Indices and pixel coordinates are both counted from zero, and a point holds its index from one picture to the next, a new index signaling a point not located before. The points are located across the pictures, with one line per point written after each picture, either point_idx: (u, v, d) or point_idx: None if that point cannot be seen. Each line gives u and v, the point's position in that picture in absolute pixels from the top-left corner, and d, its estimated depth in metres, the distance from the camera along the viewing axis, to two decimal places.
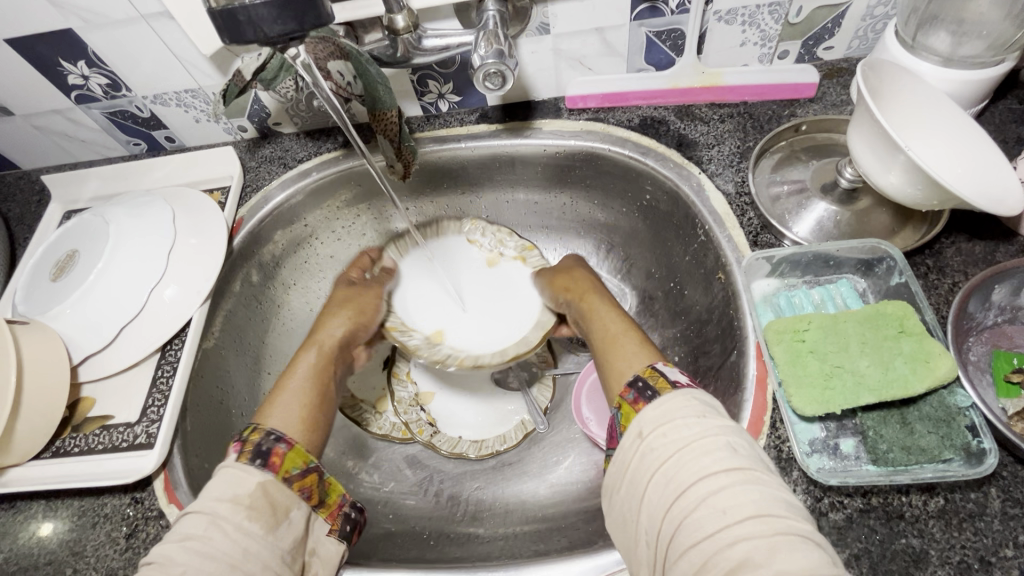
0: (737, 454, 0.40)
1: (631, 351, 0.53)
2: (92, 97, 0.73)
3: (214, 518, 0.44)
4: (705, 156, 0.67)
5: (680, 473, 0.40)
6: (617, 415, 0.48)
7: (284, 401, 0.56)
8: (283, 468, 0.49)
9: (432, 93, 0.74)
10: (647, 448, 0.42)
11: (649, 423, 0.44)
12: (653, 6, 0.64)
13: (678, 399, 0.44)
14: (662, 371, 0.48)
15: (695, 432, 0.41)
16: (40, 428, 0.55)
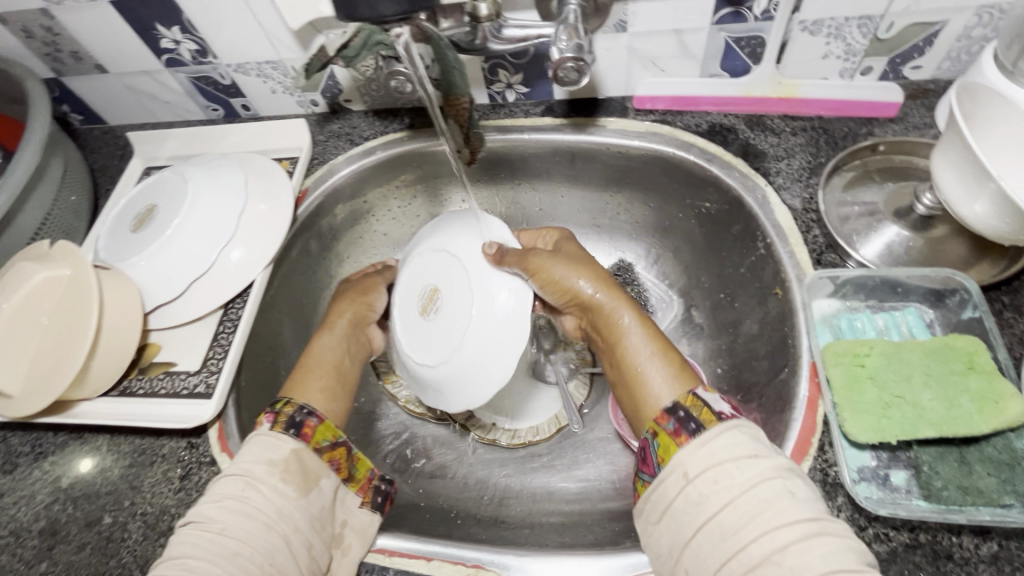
0: (796, 500, 0.42)
1: (665, 378, 0.52)
2: (180, 61, 0.77)
3: (251, 479, 0.50)
4: (774, 168, 0.66)
5: (739, 523, 0.41)
6: (653, 443, 0.49)
7: (309, 380, 0.60)
8: (313, 438, 0.54)
9: (501, 82, 0.75)
10: (696, 492, 0.44)
11: (695, 464, 0.45)
12: (736, 11, 0.63)
13: (727, 434, 0.45)
14: (704, 400, 0.49)
15: (749, 478, 0.43)
16: (111, 368, 0.59)
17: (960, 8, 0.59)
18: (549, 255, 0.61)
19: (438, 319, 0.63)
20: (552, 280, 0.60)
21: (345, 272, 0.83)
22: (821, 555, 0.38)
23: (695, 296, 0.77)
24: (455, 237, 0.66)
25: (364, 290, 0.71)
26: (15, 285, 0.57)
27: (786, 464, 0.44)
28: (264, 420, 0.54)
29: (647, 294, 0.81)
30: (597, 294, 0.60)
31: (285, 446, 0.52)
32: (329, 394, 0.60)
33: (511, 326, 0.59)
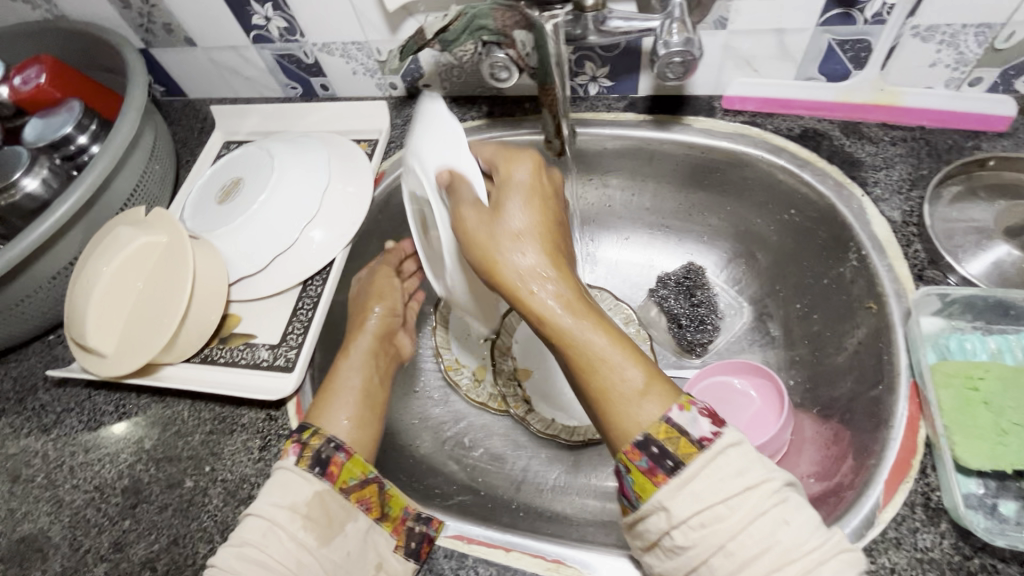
0: (792, 533, 0.37)
1: (633, 398, 0.42)
2: (267, 38, 0.78)
3: (272, 524, 0.47)
4: (871, 178, 0.63)
5: (732, 566, 0.37)
6: (626, 478, 0.42)
7: (335, 405, 0.56)
8: (340, 478, 0.51)
9: (586, 74, 0.74)
10: (683, 538, 0.39)
11: (680, 509, 0.39)
12: (846, 12, 0.61)
13: (712, 462, 0.39)
14: (679, 426, 0.41)
15: (742, 517, 0.38)
16: (196, 334, 0.61)
17: None
18: (476, 213, 0.48)
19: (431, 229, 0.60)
20: (483, 254, 0.47)
21: None
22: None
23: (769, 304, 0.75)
24: (418, 139, 0.54)
25: (379, 297, 0.66)
26: (116, 247, 0.58)
27: (777, 490, 0.38)
28: (290, 452, 0.51)
29: (716, 300, 0.79)
30: (528, 285, 0.46)
31: (308, 489, 0.49)
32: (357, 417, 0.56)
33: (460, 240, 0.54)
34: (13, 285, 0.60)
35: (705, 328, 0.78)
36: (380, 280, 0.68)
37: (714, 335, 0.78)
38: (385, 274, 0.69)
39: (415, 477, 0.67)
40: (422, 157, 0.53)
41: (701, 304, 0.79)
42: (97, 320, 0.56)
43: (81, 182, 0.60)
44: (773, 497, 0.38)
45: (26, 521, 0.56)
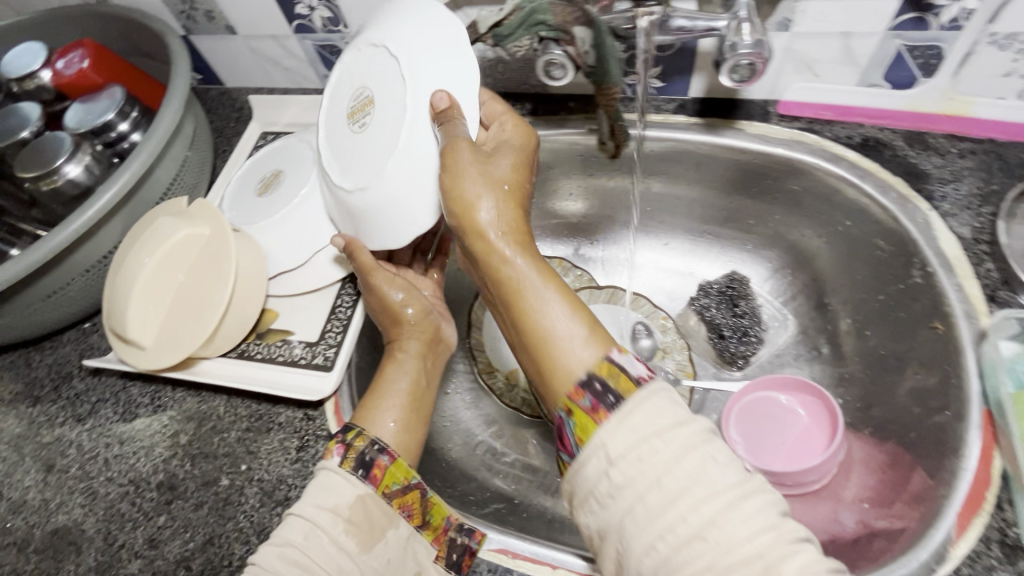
0: (720, 467, 0.37)
1: (574, 341, 0.42)
2: (309, 29, 0.76)
3: (315, 527, 0.46)
4: (938, 192, 0.61)
5: (667, 505, 0.36)
6: (568, 422, 0.41)
7: (380, 408, 0.55)
8: (383, 482, 0.50)
9: (636, 74, 0.71)
10: (618, 479, 0.37)
11: (616, 447, 0.38)
12: (920, 17, 0.58)
13: (649, 399, 0.39)
14: (621, 365, 0.41)
15: (673, 451, 0.37)
16: (235, 330, 0.60)
17: None
18: (471, 151, 0.49)
19: (369, 132, 0.56)
20: (458, 187, 0.48)
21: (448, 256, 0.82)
22: (749, 522, 0.35)
23: (817, 318, 0.73)
24: (413, 47, 0.53)
25: (409, 295, 0.61)
26: (156, 240, 0.57)
27: (703, 429, 0.38)
28: (334, 452, 0.50)
29: (760, 311, 0.77)
30: (488, 223, 0.47)
31: (351, 492, 0.48)
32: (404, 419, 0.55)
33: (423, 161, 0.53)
34: (53, 273, 0.60)
35: (748, 340, 0.75)
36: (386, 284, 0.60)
37: (757, 347, 0.75)
38: (385, 278, 0.60)
39: (448, 482, 0.66)
40: (417, 70, 0.53)
41: (744, 314, 0.76)
42: (137, 313, 0.55)
43: (124, 171, 0.59)
44: (700, 435, 0.38)
45: (59, 512, 0.56)
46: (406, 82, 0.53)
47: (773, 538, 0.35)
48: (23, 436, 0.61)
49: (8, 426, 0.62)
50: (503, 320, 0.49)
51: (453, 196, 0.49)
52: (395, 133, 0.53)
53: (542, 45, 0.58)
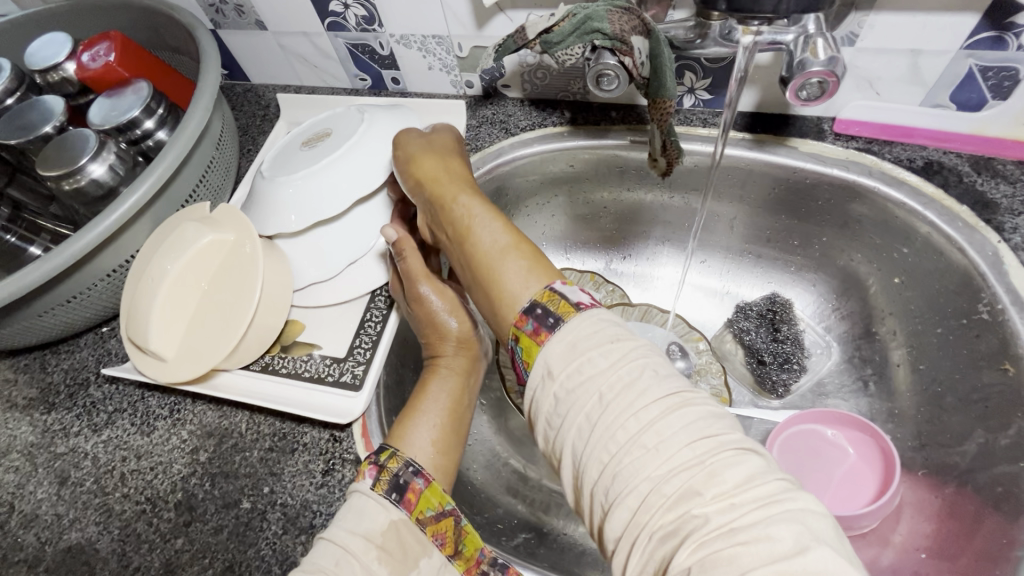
0: (659, 377, 0.39)
1: (521, 270, 0.48)
2: (343, 27, 0.73)
3: (345, 553, 0.43)
4: (1009, 223, 0.57)
5: (608, 410, 0.38)
6: (517, 349, 0.45)
7: (417, 423, 0.53)
8: (417, 507, 0.47)
9: (683, 85, 0.68)
10: (562, 389, 0.41)
11: (557, 360, 0.42)
12: (999, 36, 0.54)
13: (585, 321, 0.43)
14: (562, 294, 0.45)
15: (613, 363, 0.40)
16: (259, 341, 0.57)
17: None
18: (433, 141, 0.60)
19: (314, 148, 0.63)
20: (419, 164, 0.58)
21: None
22: (686, 427, 0.37)
23: (866, 347, 0.69)
24: (377, 109, 0.67)
25: (454, 309, 0.58)
26: (180, 245, 0.55)
27: (642, 348, 0.42)
28: (367, 474, 0.48)
29: (802, 336, 0.74)
30: (441, 179, 0.57)
31: (383, 517, 0.45)
32: (446, 438, 0.53)
33: (370, 169, 0.61)
34: (73, 277, 0.57)
35: (790, 368, 0.72)
36: (429, 293, 0.58)
37: (799, 376, 0.72)
38: (432, 286, 0.58)
39: (475, 507, 0.63)
40: (374, 117, 0.65)
41: (787, 338, 0.73)
42: (159, 322, 0.53)
43: (151, 172, 0.57)
44: (641, 353, 0.41)
45: (72, 529, 0.53)
46: (362, 120, 0.64)
47: (714, 445, 0.36)
48: (36, 445, 0.58)
49: (20, 434, 0.59)
50: (460, 264, 0.55)
51: (413, 164, 0.59)
52: (341, 147, 0.62)
53: (595, 53, 0.54)
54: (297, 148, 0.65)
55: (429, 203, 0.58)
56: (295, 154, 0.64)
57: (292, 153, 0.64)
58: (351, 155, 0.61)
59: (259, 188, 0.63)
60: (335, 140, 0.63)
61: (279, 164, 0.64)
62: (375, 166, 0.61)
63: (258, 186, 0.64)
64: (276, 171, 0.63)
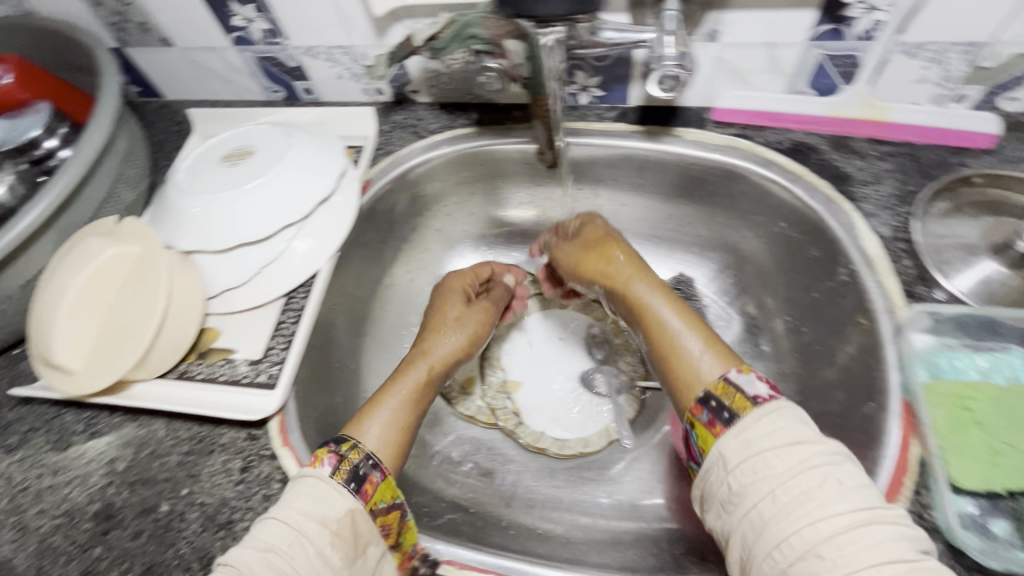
0: (845, 489, 0.38)
1: (702, 353, 0.50)
2: (249, 40, 0.75)
3: (299, 535, 0.44)
4: (861, 193, 0.64)
5: (779, 513, 0.38)
6: (693, 435, 0.47)
7: (379, 410, 0.56)
8: (372, 498, 0.49)
9: (576, 84, 0.73)
10: (740, 485, 0.41)
11: (734, 454, 0.42)
12: (836, 28, 0.61)
13: (761, 416, 0.43)
14: (736, 386, 0.46)
15: (790, 466, 0.40)
16: (171, 352, 0.59)
17: None
18: (595, 233, 0.68)
19: (236, 169, 0.65)
20: (586, 256, 0.65)
21: (397, 267, 0.83)
22: (875, 550, 0.36)
23: (759, 315, 0.75)
24: (301, 133, 0.69)
25: (460, 322, 0.68)
26: (83, 260, 0.56)
27: (832, 451, 0.41)
28: (325, 461, 0.49)
29: (706, 311, 0.79)
30: (620, 270, 0.61)
31: (341, 505, 0.46)
32: (397, 425, 0.55)
33: (292, 192, 0.63)
34: None
35: None
36: (449, 305, 0.70)
37: None
38: (455, 304, 0.70)
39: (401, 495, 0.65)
40: (299, 143, 0.67)
41: None
42: (63, 337, 0.54)
43: (49, 192, 0.58)
44: (828, 459, 0.41)
45: None
46: (288, 146, 0.66)
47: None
48: None
49: None
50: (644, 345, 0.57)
51: (594, 246, 0.65)
52: (267, 169, 0.64)
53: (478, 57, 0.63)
54: (217, 163, 0.66)
55: (604, 282, 0.63)
56: (214, 171, 0.65)
57: (210, 170, 0.65)
58: (274, 177, 0.63)
59: (173, 202, 0.64)
60: (259, 163, 0.65)
61: (196, 179, 0.65)
62: (298, 190, 0.64)
63: (171, 197, 0.64)
64: (193, 186, 0.64)
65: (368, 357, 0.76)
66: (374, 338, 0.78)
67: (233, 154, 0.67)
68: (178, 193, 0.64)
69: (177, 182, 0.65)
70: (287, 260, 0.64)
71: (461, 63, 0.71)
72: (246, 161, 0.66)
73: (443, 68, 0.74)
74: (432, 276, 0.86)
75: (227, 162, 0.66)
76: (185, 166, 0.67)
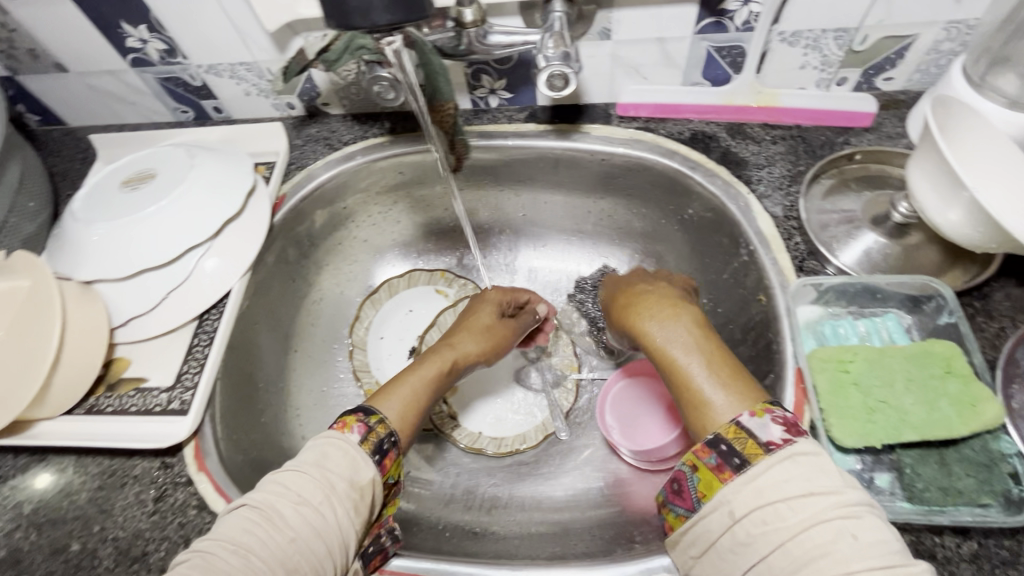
0: (859, 547, 0.34)
1: (719, 393, 0.44)
2: (147, 61, 0.73)
3: (329, 493, 0.43)
4: (755, 176, 0.67)
5: (786, 567, 0.35)
6: (693, 477, 0.42)
7: (401, 385, 0.56)
8: (387, 473, 0.48)
9: (484, 87, 0.74)
10: (746, 536, 0.37)
11: (743, 504, 0.38)
12: (718, 21, 0.63)
13: (776, 466, 0.38)
14: (749, 430, 0.41)
15: (803, 519, 0.36)
16: (76, 386, 0.57)
17: (929, 23, 0.61)
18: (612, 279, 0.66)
19: (135, 193, 0.63)
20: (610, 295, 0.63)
21: (325, 280, 0.82)
22: None
23: None
24: (204, 152, 0.68)
25: (489, 332, 0.69)
26: None
27: (853, 503, 0.36)
28: (353, 429, 0.48)
29: None
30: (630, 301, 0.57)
31: (368, 473, 0.46)
32: (412, 413, 0.54)
33: (192, 211, 0.62)
34: None
35: None
36: (480, 311, 0.71)
37: None
38: (485, 309, 0.71)
39: None
40: (202, 162, 0.66)
41: None
42: None
43: None
44: (848, 510, 0.36)
45: None
46: (190, 166, 0.65)
47: None
48: None
49: None
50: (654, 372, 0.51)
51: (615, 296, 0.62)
52: (167, 191, 0.62)
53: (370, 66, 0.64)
54: (116, 189, 0.65)
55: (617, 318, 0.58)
56: (113, 197, 0.64)
57: (109, 196, 0.64)
58: (172, 197, 0.62)
59: (71, 232, 0.62)
60: (159, 186, 0.63)
61: (95, 207, 0.63)
62: (200, 208, 0.62)
63: (69, 228, 0.63)
64: (89, 215, 0.62)
65: (297, 373, 0.75)
66: (303, 353, 0.77)
67: (135, 178, 0.65)
68: (75, 223, 0.62)
69: (75, 212, 0.63)
70: (196, 282, 0.63)
71: (355, 73, 0.72)
72: (146, 185, 0.64)
73: (340, 82, 0.74)
74: (362, 286, 0.86)
75: (127, 187, 0.64)
76: (84, 194, 0.65)
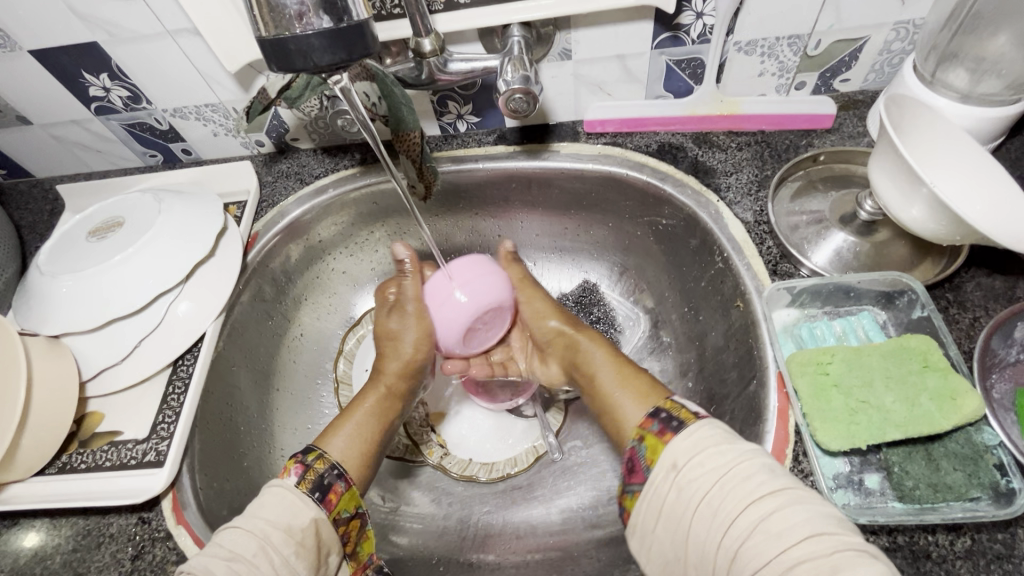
0: (774, 476, 0.42)
1: (635, 397, 0.54)
2: (112, 109, 0.73)
3: (265, 543, 0.44)
4: (724, 184, 0.68)
5: (721, 500, 0.41)
6: (639, 448, 0.48)
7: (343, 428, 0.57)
8: (336, 507, 0.49)
9: (451, 113, 0.75)
10: (684, 481, 0.44)
11: (682, 455, 0.45)
12: (675, 35, 0.65)
13: (705, 427, 0.46)
14: (681, 403, 0.50)
15: (732, 458, 0.43)
16: (47, 445, 0.56)
17: (879, 25, 0.63)
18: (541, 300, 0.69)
19: (103, 242, 0.62)
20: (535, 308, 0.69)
21: (304, 315, 0.80)
22: (806, 522, 0.38)
23: (660, 312, 0.77)
24: (174, 196, 0.67)
25: (419, 337, 0.64)
26: None
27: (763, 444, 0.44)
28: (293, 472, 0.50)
29: (614, 314, 0.81)
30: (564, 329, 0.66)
31: (306, 514, 0.47)
32: (358, 452, 0.56)
33: (162, 256, 0.61)
34: None
35: None
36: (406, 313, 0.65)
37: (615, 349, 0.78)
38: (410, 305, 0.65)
39: None
40: (170, 207, 0.65)
41: (599, 319, 0.81)
42: None
43: None
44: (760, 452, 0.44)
45: None
46: (158, 210, 0.64)
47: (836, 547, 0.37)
48: None
49: None
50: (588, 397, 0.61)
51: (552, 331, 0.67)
52: (134, 238, 0.61)
53: (330, 102, 0.69)
54: (83, 238, 0.64)
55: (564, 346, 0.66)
56: (80, 246, 0.63)
57: (74, 247, 0.63)
58: (141, 243, 0.61)
59: (37, 284, 0.61)
60: (127, 233, 0.63)
61: (63, 257, 0.62)
62: (173, 254, 0.61)
63: (37, 278, 0.62)
64: (55, 267, 0.61)
65: (282, 411, 0.74)
66: (286, 392, 0.75)
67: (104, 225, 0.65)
68: (43, 275, 0.61)
69: (42, 263, 0.63)
70: (172, 328, 0.62)
71: (318, 108, 0.72)
72: (115, 233, 0.63)
73: (305, 118, 0.75)
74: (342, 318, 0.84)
75: (95, 236, 0.64)
76: (53, 244, 0.64)
